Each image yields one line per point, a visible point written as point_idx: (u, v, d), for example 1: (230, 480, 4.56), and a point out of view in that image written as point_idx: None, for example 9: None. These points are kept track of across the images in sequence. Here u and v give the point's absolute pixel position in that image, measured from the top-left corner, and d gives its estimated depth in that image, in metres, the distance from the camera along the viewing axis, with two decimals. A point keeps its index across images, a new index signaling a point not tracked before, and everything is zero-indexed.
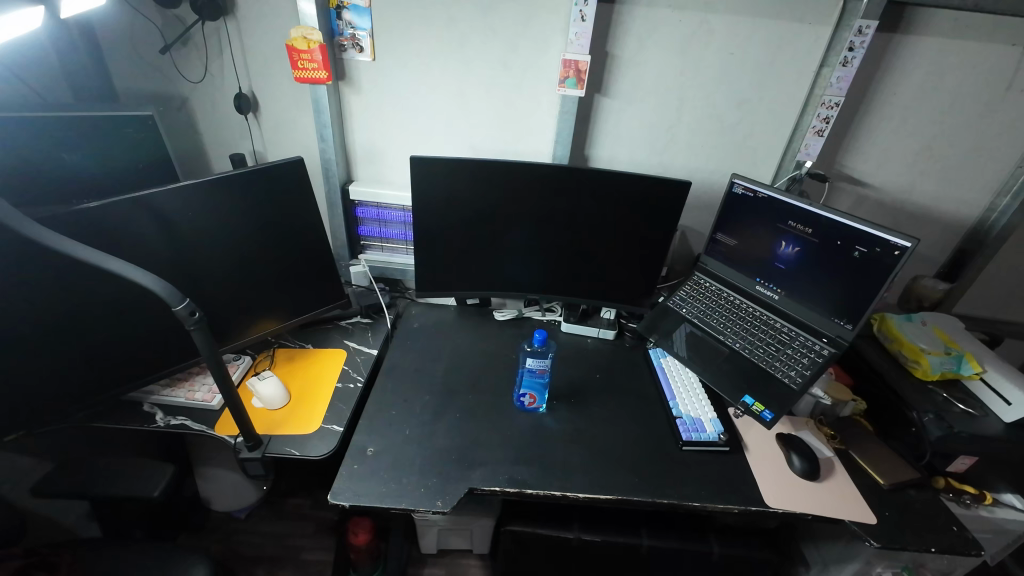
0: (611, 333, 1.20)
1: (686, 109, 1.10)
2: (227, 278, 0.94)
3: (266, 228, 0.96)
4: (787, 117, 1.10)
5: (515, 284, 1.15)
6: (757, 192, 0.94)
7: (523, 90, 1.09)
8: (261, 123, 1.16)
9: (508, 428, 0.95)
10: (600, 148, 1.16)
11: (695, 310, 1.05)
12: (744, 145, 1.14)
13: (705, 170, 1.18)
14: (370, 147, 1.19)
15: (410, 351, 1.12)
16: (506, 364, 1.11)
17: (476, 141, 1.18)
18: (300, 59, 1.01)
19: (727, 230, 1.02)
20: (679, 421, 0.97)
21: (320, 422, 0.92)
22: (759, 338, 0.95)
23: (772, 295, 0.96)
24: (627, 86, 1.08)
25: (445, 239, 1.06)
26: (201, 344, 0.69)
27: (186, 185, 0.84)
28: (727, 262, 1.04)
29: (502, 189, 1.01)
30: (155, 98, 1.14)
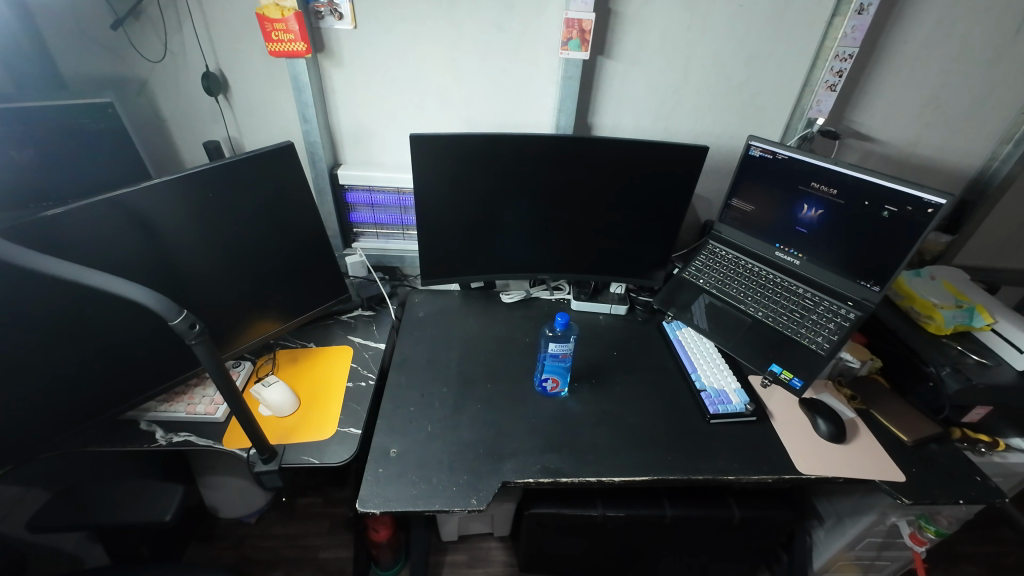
0: (622, 308, 1.17)
1: (693, 68, 1.04)
2: (217, 281, 0.87)
3: (256, 222, 0.87)
4: (796, 72, 1.05)
5: (524, 265, 1.10)
6: (776, 154, 0.90)
7: (521, 54, 1.02)
8: (234, 105, 1.06)
9: (533, 415, 0.92)
10: (604, 115, 1.10)
11: (712, 280, 1.02)
12: (753, 104, 1.09)
13: (712, 133, 1.13)
14: (357, 126, 1.10)
15: (419, 342, 1.07)
16: (520, 348, 1.08)
17: (472, 114, 1.09)
18: (273, 30, 0.90)
19: (744, 195, 0.98)
20: (704, 395, 0.95)
21: (336, 426, 0.87)
22: (782, 305, 0.93)
23: (793, 260, 0.94)
24: (632, 46, 1.01)
25: (449, 222, 1.00)
26: (206, 359, 0.62)
27: (163, 181, 0.75)
28: (744, 229, 1.01)
29: (508, 165, 0.94)
30: (110, 83, 1.02)
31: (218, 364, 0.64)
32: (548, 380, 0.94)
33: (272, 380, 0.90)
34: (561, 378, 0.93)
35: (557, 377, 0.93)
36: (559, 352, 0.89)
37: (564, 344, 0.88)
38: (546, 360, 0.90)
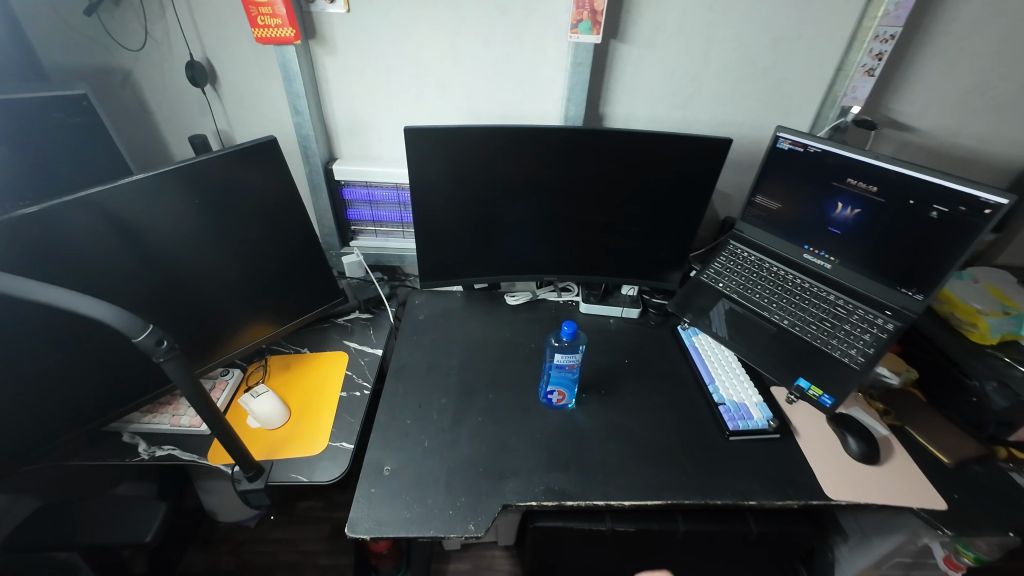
0: (635, 311, 1.10)
1: (715, 52, 0.95)
2: (200, 285, 0.81)
3: (241, 223, 0.82)
4: (829, 56, 0.95)
5: (530, 266, 1.03)
6: (808, 146, 0.82)
7: (526, 39, 0.94)
8: (223, 97, 1.00)
9: (537, 430, 0.86)
10: (616, 105, 1.02)
11: (733, 283, 0.94)
12: (780, 91, 1.00)
13: (734, 124, 1.04)
14: (352, 118, 1.04)
15: (418, 348, 1.01)
16: (525, 354, 1.01)
17: (475, 105, 1.02)
18: (259, 14, 0.84)
19: (769, 191, 0.90)
20: (723, 409, 0.88)
21: (328, 440, 0.82)
22: (811, 313, 0.85)
23: (823, 263, 0.86)
24: (647, 28, 0.92)
25: (449, 221, 0.93)
26: (177, 378, 0.57)
27: (137, 179, 0.69)
28: (769, 228, 0.92)
29: (512, 160, 0.87)
30: (93, 73, 0.97)
31: (193, 383, 0.59)
32: (554, 392, 0.87)
33: (260, 390, 0.85)
34: (568, 391, 0.87)
35: (563, 390, 0.87)
36: (565, 363, 0.83)
37: (570, 356, 0.82)
38: (551, 371, 0.84)
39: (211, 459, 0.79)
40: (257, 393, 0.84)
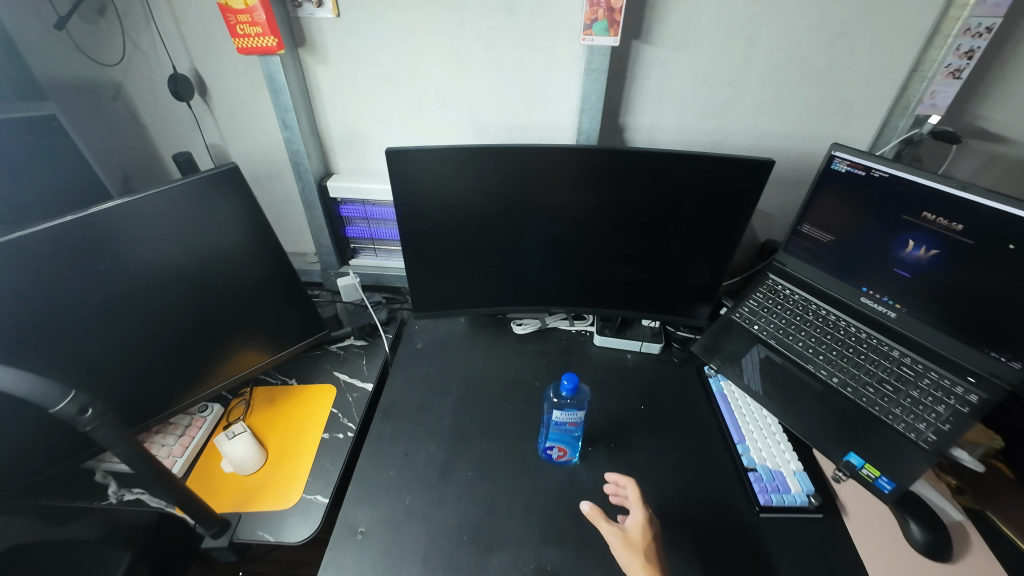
0: (656, 347, 0.97)
1: (758, 52, 0.80)
2: (176, 322, 0.74)
3: (211, 251, 0.73)
4: (903, 54, 0.79)
5: (537, 296, 0.92)
6: (871, 169, 0.68)
7: (536, 42, 0.82)
8: (214, 109, 0.94)
9: (534, 489, 0.76)
10: (640, 114, 0.89)
11: (772, 327, 0.80)
12: (837, 97, 0.84)
13: (780, 135, 0.89)
14: (348, 130, 0.96)
15: (411, 382, 0.92)
16: (528, 394, 0.91)
17: (479, 116, 0.92)
18: (238, 23, 0.77)
19: (820, 220, 0.76)
20: (754, 477, 0.75)
21: (302, 491, 0.75)
22: (868, 372, 0.70)
23: (886, 311, 0.71)
24: (677, 25, 0.79)
25: (444, 248, 0.84)
26: (108, 443, 0.50)
27: (101, 210, 0.62)
28: (818, 264, 0.78)
29: (513, 182, 0.77)
30: (84, 87, 0.93)
31: (128, 444, 0.53)
32: (554, 449, 0.77)
33: (237, 431, 0.79)
34: (569, 447, 0.76)
35: (563, 446, 0.76)
36: (565, 420, 0.73)
37: (570, 412, 0.72)
38: (550, 429, 0.74)
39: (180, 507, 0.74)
40: (233, 434, 0.79)
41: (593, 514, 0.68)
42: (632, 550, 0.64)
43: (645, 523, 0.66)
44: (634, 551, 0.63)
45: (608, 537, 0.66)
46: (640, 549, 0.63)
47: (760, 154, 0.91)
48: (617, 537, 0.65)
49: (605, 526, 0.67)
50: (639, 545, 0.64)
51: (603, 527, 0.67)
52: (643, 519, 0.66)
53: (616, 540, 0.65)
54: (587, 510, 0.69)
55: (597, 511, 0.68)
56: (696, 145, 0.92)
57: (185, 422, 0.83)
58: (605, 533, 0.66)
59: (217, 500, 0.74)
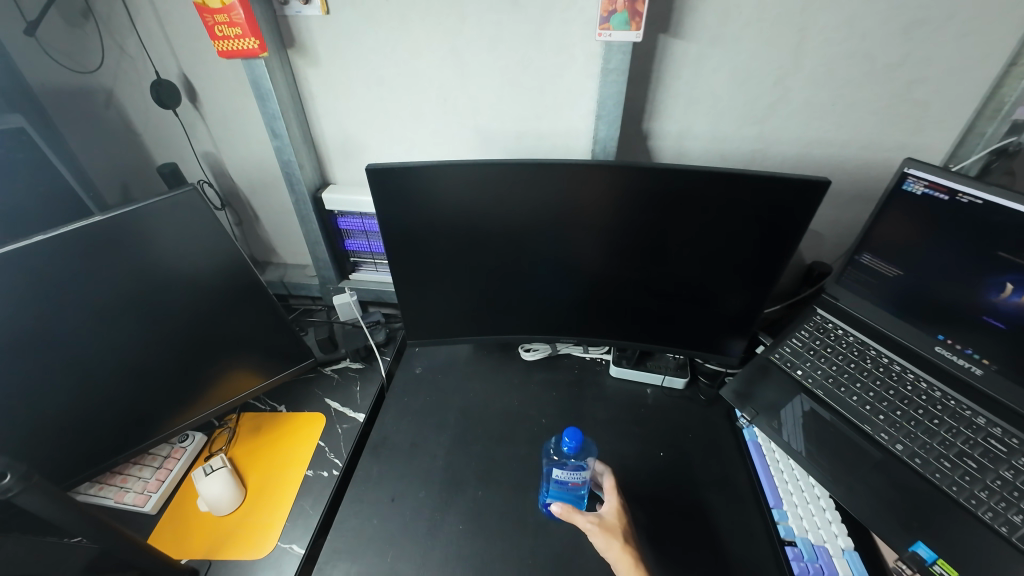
0: (680, 382, 0.85)
1: (811, 45, 0.67)
2: (148, 357, 0.67)
3: (187, 279, 0.65)
4: (999, 45, 0.64)
5: (544, 324, 0.82)
6: (956, 192, 0.55)
7: (547, 38, 0.72)
8: (205, 116, 0.88)
9: (530, 552, 0.67)
10: (666, 119, 0.77)
11: (819, 373, 0.68)
12: (910, 97, 0.69)
13: (835, 142, 0.75)
14: (343, 138, 0.88)
15: (405, 415, 0.85)
16: (532, 433, 0.81)
17: (484, 122, 0.82)
18: (215, 24, 0.70)
19: (887, 250, 0.64)
20: (792, 553, 0.62)
21: (276, 539, 0.69)
22: (942, 440, 0.57)
23: (969, 366, 0.58)
24: (712, 16, 0.67)
25: (440, 271, 0.75)
26: (36, 507, 0.45)
27: (70, 230, 0.55)
28: (880, 302, 0.66)
29: (514, 201, 0.67)
30: (75, 93, 0.89)
31: (61, 505, 0.47)
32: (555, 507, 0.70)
33: (214, 466, 0.74)
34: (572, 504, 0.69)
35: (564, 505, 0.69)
36: (568, 479, 0.66)
37: (574, 472, 0.66)
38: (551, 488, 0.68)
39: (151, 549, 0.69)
40: (210, 469, 0.73)
41: (566, 510, 0.63)
42: (612, 534, 0.61)
43: (620, 508, 0.64)
44: (615, 535, 0.61)
45: (585, 525, 0.62)
46: (619, 532, 0.61)
47: (809, 165, 0.78)
48: (596, 524, 0.62)
49: (580, 518, 0.62)
50: (618, 529, 0.62)
51: (578, 519, 0.63)
52: (618, 504, 0.65)
53: (594, 527, 0.62)
54: (559, 508, 0.63)
55: (570, 506, 0.64)
56: (732, 154, 0.79)
57: (164, 453, 0.78)
58: (581, 523, 0.62)
59: (184, 543, 0.68)
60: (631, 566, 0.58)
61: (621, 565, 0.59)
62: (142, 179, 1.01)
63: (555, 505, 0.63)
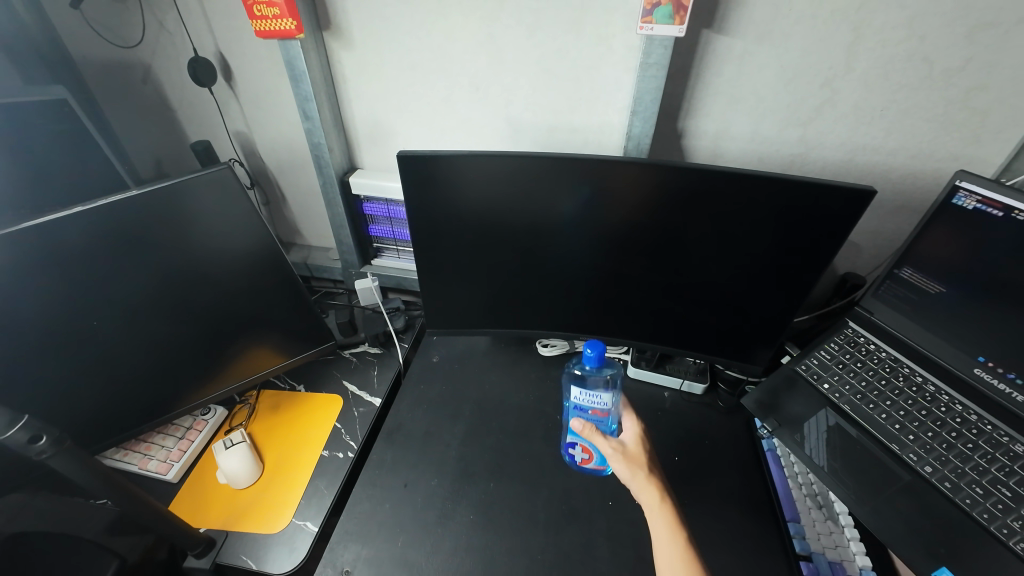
0: (700, 388, 0.83)
1: (865, 46, 0.64)
2: (177, 330, 0.68)
3: (216, 256, 0.66)
4: None
5: (565, 321, 0.82)
6: (1011, 209, 0.53)
7: (586, 29, 0.70)
8: (238, 95, 0.89)
9: (539, 549, 0.66)
10: (703, 118, 0.75)
11: (847, 388, 0.66)
12: (966, 107, 0.66)
13: (879, 150, 0.72)
14: (374, 123, 0.88)
15: (421, 403, 0.85)
16: (547, 429, 0.81)
17: (515, 113, 0.81)
18: (255, 3, 0.70)
19: (930, 266, 0.61)
20: (806, 566, 0.60)
21: (290, 516, 0.70)
22: (975, 466, 0.55)
23: (1011, 392, 0.56)
24: (759, 13, 0.64)
25: (463, 261, 0.75)
26: (67, 471, 0.46)
27: (110, 202, 0.56)
28: (918, 319, 0.64)
29: (543, 194, 0.66)
30: (115, 67, 0.90)
31: (91, 471, 0.49)
32: (576, 452, 0.73)
33: (234, 441, 0.75)
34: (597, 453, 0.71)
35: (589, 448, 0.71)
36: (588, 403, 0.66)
37: (593, 397, 0.65)
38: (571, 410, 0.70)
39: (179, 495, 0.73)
40: (231, 443, 0.75)
41: (588, 429, 0.63)
42: (633, 463, 0.61)
43: (640, 436, 0.64)
44: (638, 465, 0.61)
45: (608, 451, 0.62)
46: (642, 461, 0.61)
47: (850, 172, 0.75)
48: (617, 450, 0.62)
49: (602, 440, 0.62)
50: (639, 458, 0.62)
51: (599, 441, 0.63)
52: (640, 433, 0.65)
53: (616, 453, 0.62)
54: (582, 426, 0.62)
55: (591, 425, 0.63)
56: (771, 158, 0.77)
57: (187, 424, 0.80)
58: (602, 446, 0.62)
59: (201, 515, 0.70)
60: (655, 492, 0.58)
61: (644, 493, 0.59)
62: (175, 155, 1.03)
63: (578, 421, 0.62)
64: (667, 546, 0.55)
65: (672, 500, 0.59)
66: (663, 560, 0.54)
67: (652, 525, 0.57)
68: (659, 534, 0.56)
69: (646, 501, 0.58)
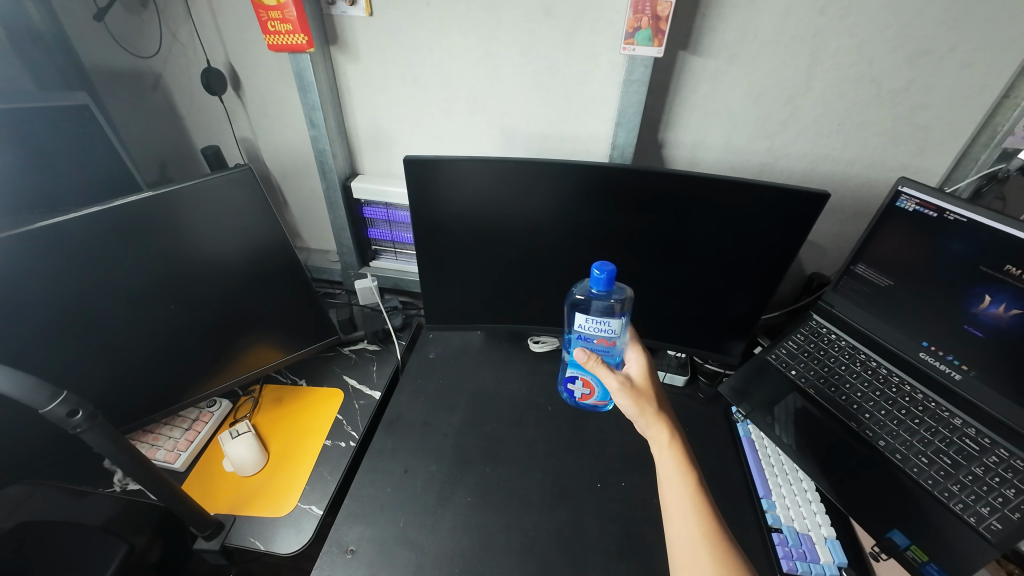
0: (680, 379, 0.88)
1: (822, 68, 0.72)
2: (190, 320, 0.72)
3: (228, 251, 0.71)
4: (995, 78, 0.68)
5: (555, 316, 0.87)
6: (944, 211, 0.61)
7: (575, 49, 0.77)
8: (246, 104, 0.94)
9: (532, 526, 0.71)
10: (681, 129, 0.82)
11: (811, 374, 0.73)
12: (912, 122, 0.74)
13: (838, 161, 0.80)
14: (376, 131, 0.93)
15: (419, 395, 0.89)
16: (538, 418, 0.86)
17: (510, 123, 0.87)
18: (269, 19, 0.76)
19: (878, 262, 0.69)
20: (777, 538, 0.64)
21: (297, 500, 0.73)
22: (922, 438, 0.62)
23: (950, 371, 0.63)
24: (729, 37, 0.72)
25: (461, 258, 0.81)
26: (99, 445, 0.50)
27: (139, 199, 0.62)
28: (871, 310, 0.71)
29: (536, 196, 0.72)
30: (128, 76, 0.95)
31: (119, 446, 0.52)
32: (575, 388, 0.79)
33: (240, 431, 0.79)
34: (597, 387, 0.76)
35: (588, 382, 0.75)
36: (595, 331, 0.65)
37: (599, 325, 0.64)
38: (575, 339, 0.69)
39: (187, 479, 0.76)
40: (237, 433, 0.78)
41: (593, 360, 0.62)
42: (641, 397, 0.62)
43: (647, 368, 0.65)
44: (647, 400, 0.62)
45: (614, 384, 0.62)
46: (649, 395, 0.62)
47: (813, 180, 0.83)
48: (623, 384, 0.62)
49: (608, 374, 0.62)
50: (646, 390, 0.63)
51: (605, 375, 0.62)
52: (646, 366, 0.65)
53: (623, 387, 0.62)
54: (587, 357, 0.62)
55: (596, 356, 0.62)
56: (743, 166, 0.84)
57: (193, 416, 0.83)
58: (607, 379, 0.62)
59: (209, 501, 0.73)
60: (659, 424, 0.60)
61: (651, 426, 0.60)
62: (180, 159, 1.07)
63: (583, 352, 0.61)
64: (676, 483, 0.56)
65: (680, 434, 0.60)
66: (671, 497, 0.56)
67: (660, 459, 0.59)
68: (667, 471, 0.57)
69: (655, 437, 0.60)
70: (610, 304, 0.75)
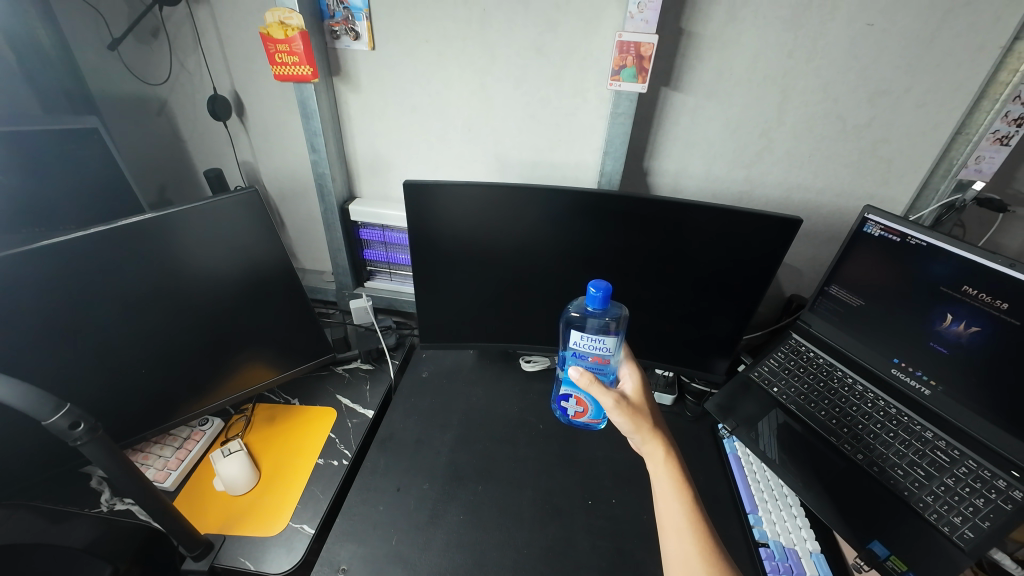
0: (668, 398, 0.89)
1: (792, 105, 0.78)
2: (187, 337, 0.73)
3: (227, 268, 0.73)
4: (947, 116, 0.75)
5: (547, 336, 0.90)
6: (907, 236, 0.65)
7: (565, 83, 0.82)
8: (249, 129, 0.97)
9: (525, 543, 0.71)
10: (664, 158, 0.87)
11: (792, 390, 0.77)
12: (875, 155, 0.80)
13: (810, 190, 0.86)
14: (374, 156, 0.97)
15: (412, 413, 0.90)
16: (531, 436, 0.87)
17: (503, 149, 0.92)
18: (277, 51, 0.80)
19: (849, 283, 0.74)
20: (764, 553, 0.66)
21: (287, 520, 0.73)
22: (896, 451, 0.65)
23: (920, 387, 0.67)
24: (707, 74, 0.78)
25: (456, 280, 0.83)
26: (97, 459, 0.51)
27: (144, 220, 0.64)
28: (845, 329, 0.75)
29: (529, 217, 0.75)
30: (133, 100, 0.98)
31: (115, 459, 0.52)
32: (569, 405, 0.80)
33: (233, 449, 0.79)
34: (591, 405, 0.76)
35: (582, 400, 0.76)
36: (589, 349, 0.67)
37: (593, 341, 0.66)
38: (569, 357, 0.70)
39: (179, 499, 0.75)
40: (229, 452, 0.78)
41: (587, 379, 0.62)
42: (637, 415, 0.62)
43: (640, 389, 0.67)
44: (643, 419, 0.63)
45: (610, 402, 0.62)
46: (643, 413, 0.63)
47: (788, 207, 0.88)
48: (619, 402, 0.62)
49: (602, 393, 0.62)
50: (638, 408, 0.63)
51: (598, 393, 0.62)
52: (640, 384, 0.67)
53: (618, 404, 0.62)
54: (581, 376, 0.62)
55: (590, 374, 0.62)
56: (722, 194, 0.89)
57: (184, 434, 0.83)
58: (602, 398, 0.62)
59: (202, 520, 0.73)
60: (652, 438, 0.62)
61: (643, 441, 0.62)
62: (179, 181, 1.09)
63: (577, 370, 0.62)
64: (672, 500, 0.58)
65: (670, 448, 0.62)
66: (667, 513, 0.57)
67: (657, 475, 0.60)
68: (663, 487, 0.59)
69: (651, 453, 0.62)
70: (604, 322, 0.76)
